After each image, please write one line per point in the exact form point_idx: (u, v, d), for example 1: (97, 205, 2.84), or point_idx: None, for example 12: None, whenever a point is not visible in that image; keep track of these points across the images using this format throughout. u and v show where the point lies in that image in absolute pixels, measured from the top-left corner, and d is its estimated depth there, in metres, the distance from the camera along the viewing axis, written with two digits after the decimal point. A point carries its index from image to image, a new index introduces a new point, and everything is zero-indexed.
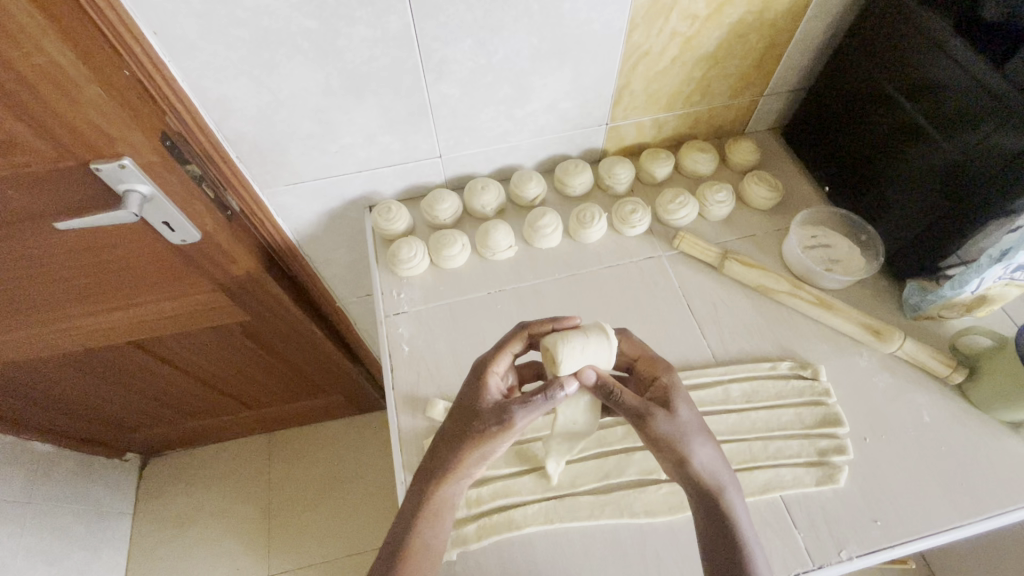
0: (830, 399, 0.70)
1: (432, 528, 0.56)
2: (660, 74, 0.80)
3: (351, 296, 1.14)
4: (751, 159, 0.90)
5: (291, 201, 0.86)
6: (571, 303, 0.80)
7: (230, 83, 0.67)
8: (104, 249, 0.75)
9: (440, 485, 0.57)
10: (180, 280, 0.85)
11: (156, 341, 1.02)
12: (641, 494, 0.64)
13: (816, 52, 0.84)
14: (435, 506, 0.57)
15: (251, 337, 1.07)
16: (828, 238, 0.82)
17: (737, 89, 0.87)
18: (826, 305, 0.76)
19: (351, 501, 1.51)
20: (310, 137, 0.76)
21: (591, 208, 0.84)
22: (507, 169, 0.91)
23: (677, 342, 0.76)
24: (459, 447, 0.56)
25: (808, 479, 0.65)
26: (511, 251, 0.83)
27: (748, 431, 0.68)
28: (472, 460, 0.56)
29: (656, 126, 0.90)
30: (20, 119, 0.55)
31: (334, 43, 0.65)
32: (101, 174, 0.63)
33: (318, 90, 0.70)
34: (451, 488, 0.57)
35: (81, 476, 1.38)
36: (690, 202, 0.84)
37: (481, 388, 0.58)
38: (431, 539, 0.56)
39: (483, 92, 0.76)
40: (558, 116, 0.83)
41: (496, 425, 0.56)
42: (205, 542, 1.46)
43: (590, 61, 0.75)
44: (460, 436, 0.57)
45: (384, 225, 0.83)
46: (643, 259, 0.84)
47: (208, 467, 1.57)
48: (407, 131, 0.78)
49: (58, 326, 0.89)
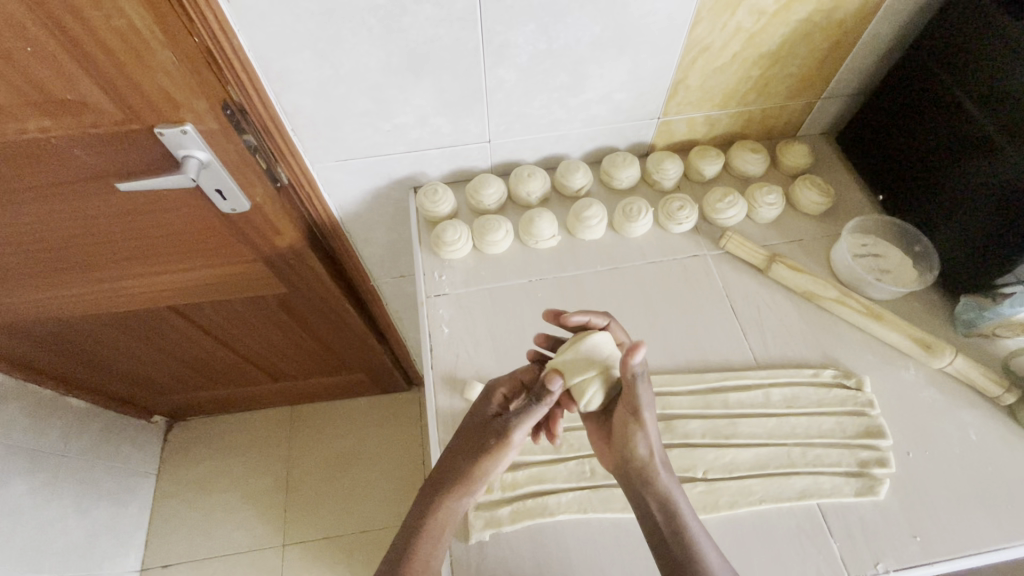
0: (873, 410, 0.69)
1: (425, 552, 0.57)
2: (719, 70, 0.79)
3: (386, 276, 1.15)
4: (803, 163, 0.88)
5: (339, 177, 0.86)
6: (611, 297, 0.80)
7: (294, 56, 0.67)
8: (160, 212, 0.79)
9: (442, 504, 0.58)
10: (225, 248, 0.89)
11: (193, 307, 1.06)
12: None
13: (883, 55, 0.82)
14: (437, 524, 0.58)
15: (283, 308, 1.10)
16: (880, 247, 0.81)
17: (795, 90, 0.85)
18: (876, 315, 0.74)
19: (369, 478, 1.55)
20: (366, 113, 0.75)
21: (638, 203, 0.83)
22: (554, 158, 0.90)
23: (718, 343, 0.75)
24: (467, 460, 0.59)
25: (848, 489, 0.64)
26: (554, 240, 0.83)
27: (787, 436, 0.68)
28: (479, 475, 0.59)
29: (708, 123, 0.89)
30: (94, 81, 0.59)
31: (399, 21, 0.64)
32: (164, 139, 0.66)
33: (379, 68, 0.69)
34: (456, 502, 0.58)
35: (111, 432, 1.44)
36: (739, 203, 0.83)
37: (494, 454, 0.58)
38: (430, 555, 0.57)
39: (540, 79, 0.75)
40: (611, 107, 0.82)
41: (496, 439, 0.58)
42: (225, 510, 1.51)
43: (650, 52, 0.74)
44: (462, 447, 0.60)
45: (429, 206, 0.84)
46: (687, 257, 0.83)
47: (231, 433, 1.62)
48: (459, 113, 0.78)
49: (109, 285, 0.95)
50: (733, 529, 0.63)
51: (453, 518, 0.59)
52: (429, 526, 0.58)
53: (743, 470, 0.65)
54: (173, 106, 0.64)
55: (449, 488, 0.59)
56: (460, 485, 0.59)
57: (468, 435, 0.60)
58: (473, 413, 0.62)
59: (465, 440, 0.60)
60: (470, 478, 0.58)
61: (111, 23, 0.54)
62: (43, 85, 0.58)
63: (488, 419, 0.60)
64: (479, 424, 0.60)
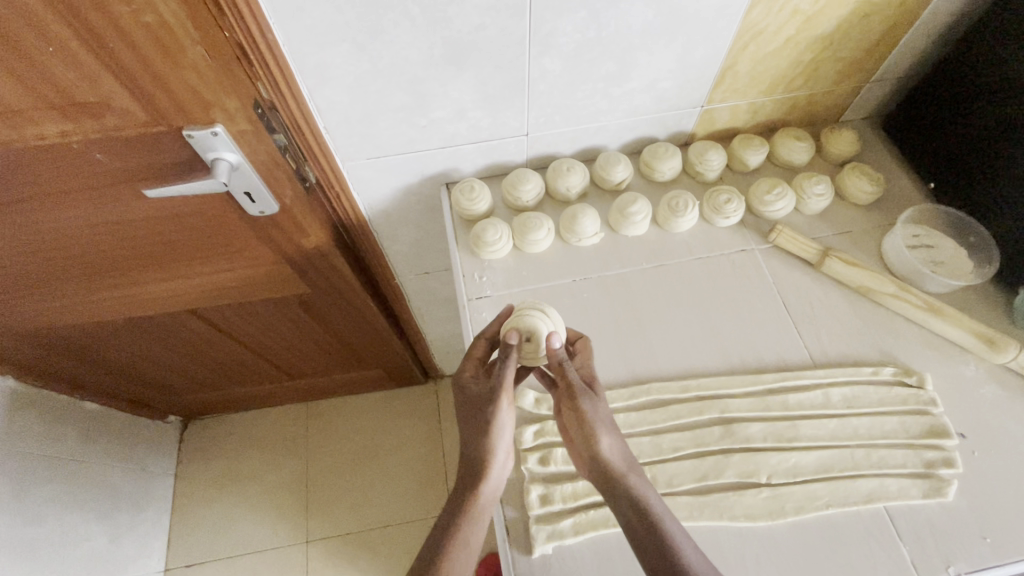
0: (936, 409, 0.67)
1: (461, 556, 0.57)
2: (770, 55, 0.75)
3: (410, 273, 1.12)
4: (850, 150, 0.85)
5: (370, 175, 0.82)
6: (658, 294, 0.77)
7: (331, 49, 0.62)
8: (185, 216, 0.75)
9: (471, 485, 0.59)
10: (250, 250, 0.86)
11: (214, 310, 1.03)
12: (742, 498, 0.62)
13: (938, 36, 0.78)
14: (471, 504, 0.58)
15: (306, 307, 1.07)
16: (932, 239, 0.78)
17: (844, 74, 0.82)
18: (936, 310, 0.72)
19: (391, 473, 1.54)
20: (402, 108, 0.71)
21: (683, 196, 0.80)
22: (592, 151, 0.87)
23: (772, 342, 0.73)
24: (472, 444, 0.59)
25: (915, 491, 0.63)
26: (597, 237, 0.80)
27: (849, 438, 0.66)
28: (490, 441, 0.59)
29: (751, 110, 0.85)
30: (119, 81, 0.55)
31: (444, 10, 0.60)
32: (193, 141, 0.62)
33: (419, 60, 0.65)
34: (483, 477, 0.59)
35: (128, 435, 1.42)
36: (788, 194, 0.80)
37: (495, 415, 0.59)
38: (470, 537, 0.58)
39: (585, 68, 0.71)
40: (655, 96, 0.78)
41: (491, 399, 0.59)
42: (247, 509, 1.49)
43: (701, 38, 0.70)
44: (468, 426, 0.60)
45: (465, 204, 0.80)
46: (734, 252, 0.80)
47: (248, 432, 1.60)
48: (499, 107, 0.74)
49: (128, 291, 0.91)
50: (800, 535, 0.61)
51: (485, 495, 0.59)
52: (460, 529, 0.57)
53: (807, 474, 0.64)
54: (203, 106, 0.60)
55: (471, 467, 0.59)
56: (477, 469, 0.59)
57: (466, 411, 0.61)
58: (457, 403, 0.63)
59: (466, 418, 0.61)
60: (485, 460, 0.59)
61: (140, 19, 0.50)
62: (65, 87, 0.54)
63: (472, 399, 0.61)
64: (472, 397, 0.61)
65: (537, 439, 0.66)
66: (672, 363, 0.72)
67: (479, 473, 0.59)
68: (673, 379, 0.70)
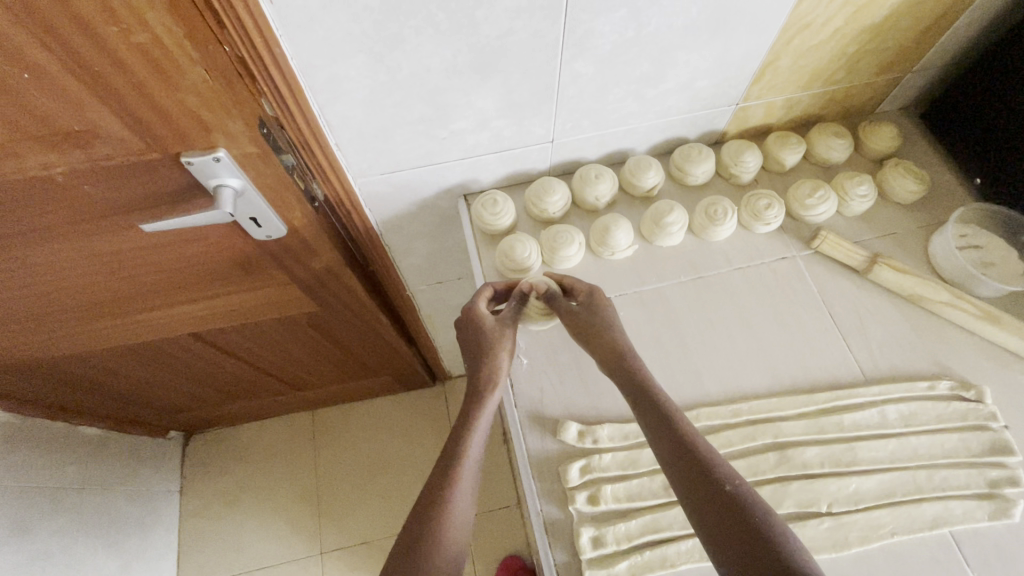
0: (996, 424, 0.64)
1: (471, 466, 0.59)
2: (814, 48, 0.70)
3: (422, 284, 1.06)
4: (891, 145, 0.80)
5: (383, 190, 0.76)
6: (697, 309, 0.73)
7: (344, 61, 0.56)
8: (184, 244, 0.69)
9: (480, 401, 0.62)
10: (255, 273, 0.80)
11: (216, 332, 0.96)
12: (804, 529, 0.59)
13: (989, 22, 0.72)
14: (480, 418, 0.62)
15: (315, 324, 1.01)
16: (981, 238, 0.74)
17: (886, 65, 0.77)
18: (993, 318, 0.68)
19: (404, 480, 1.50)
20: (421, 120, 0.65)
21: (721, 203, 0.75)
22: (618, 154, 0.81)
23: (822, 357, 0.69)
24: (478, 369, 0.64)
25: (981, 513, 0.60)
26: (630, 250, 0.75)
27: (909, 459, 0.63)
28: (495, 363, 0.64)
29: (787, 106, 0.80)
30: (107, 108, 0.48)
31: (472, 14, 0.53)
32: (192, 167, 0.56)
33: (442, 69, 0.59)
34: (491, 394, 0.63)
35: (129, 456, 1.36)
36: (831, 197, 0.76)
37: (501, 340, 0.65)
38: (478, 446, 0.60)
39: (620, 70, 0.65)
40: (690, 96, 0.73)
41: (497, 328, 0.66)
42: (258, 525, 1.45)
43: (745, 33, 0.64)
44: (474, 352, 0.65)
45: (489, 219, 0.75)
46: (776, 260, 0.76)
47: (253, 445, 1.55)
48: (525, 114, 0.68)
49: (123, 319, 0.85)
50: (866, 566, 0.59)
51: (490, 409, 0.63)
52: (468, 445, 0.60)
53: (869, 500, 0.61)
54: (204, 130, 0.53)
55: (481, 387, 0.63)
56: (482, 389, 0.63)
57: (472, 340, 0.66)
58: (462, 336, 0.67)
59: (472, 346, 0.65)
60: (491, 377, 0.64)
61: (131, 39, 0.44)
62: (44, 116, 0.47)
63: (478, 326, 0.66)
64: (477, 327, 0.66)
65: (583, 476, 0.62)
66: (718, 386, 0.68)
67: (484, 392, 0.63)
68: (721, 403, 0.66)
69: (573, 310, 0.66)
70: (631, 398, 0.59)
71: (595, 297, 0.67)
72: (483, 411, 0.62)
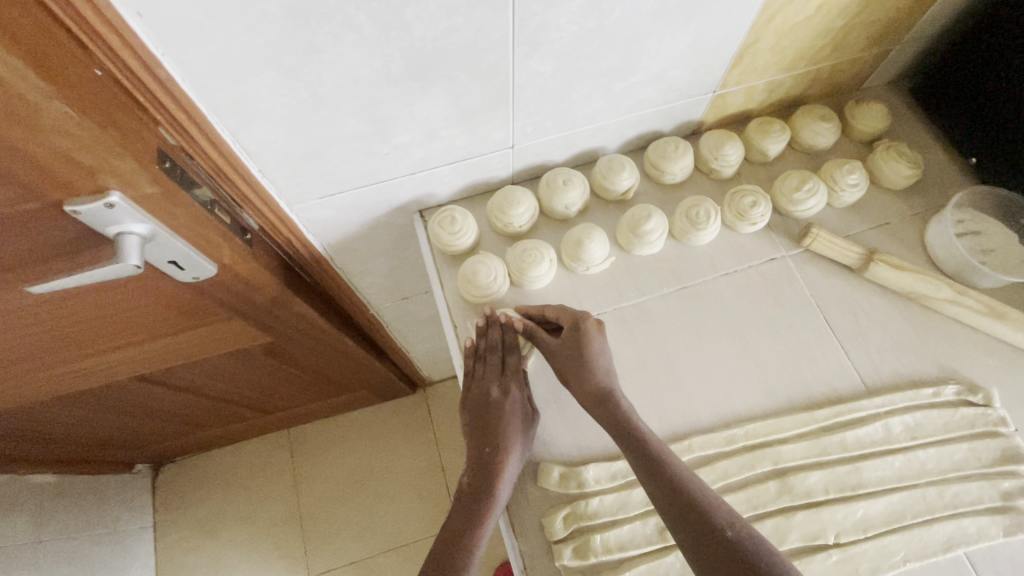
0: (1006, 429, 0.60)
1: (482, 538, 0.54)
2: (798, 26, 0.62)
3: (386, 301, 0.98)
4: (880, 126, 0.74)
5: (326, 215, 0.67)
6: (683, 324, 0.67)
7: (252, 79, 0.47)
8: (96, 294, 0.59)
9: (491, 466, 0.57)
10: (190, 314, 0.70)
11: (161, 374, 0.87)
12: (811, 566, 0.54)
13: None
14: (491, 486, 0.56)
15: (272, 354, 0.92)
16: (979, 224, 0.68)
17: (874, 38, 0.70)
18: (998, 313, 0.63)
19: (390, 495, 1.44)
20: (357, 138, 0.56)
21: (703, 204, 0.68)
22: (588, 154, 0.73)
23: (820, 367, 0.64)
24: (488, 430, 0.59)
25: (995, 529, 0.56)
26: (607, 262, 0.68)
27: (918, 476, 0.58)
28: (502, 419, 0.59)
29: (768, 89, 0.72)
30: None
31: (401, 14, 0.45)
32: (81, 217, 0.43)
33: (374, 79, 0.50)
34: (505, 457, 0.57)
35: (91, 499, 1.27)
36: (820, 189, 0.69)
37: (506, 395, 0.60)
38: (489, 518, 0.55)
39: (583, 65, 0.57)
40: (663, 87, 0.65)
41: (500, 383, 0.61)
42: (239, 556, 1.38)
43: (721, 15, 0.57)
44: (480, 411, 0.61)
45: (447, 239, 0.67)
46: (764, 262, 0.69)
47: (227, 471, 1.47)
48: (479, 120, 0.59)
49: (46, 374, 0.75)
50: None
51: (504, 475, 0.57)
52: (480, 517, 0.55)
53: (878, 526, 0.56)
54: None
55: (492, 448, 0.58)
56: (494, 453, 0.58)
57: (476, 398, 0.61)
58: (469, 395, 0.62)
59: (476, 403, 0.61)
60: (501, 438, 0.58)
61: None
62: None
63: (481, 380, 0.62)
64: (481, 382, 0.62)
65: (569, 526, 0.56)
66: (710, 409, 0.62)
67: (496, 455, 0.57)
68: (716, 429, 0.61)
69: (555, 348, 0.61)
70: (621, 440, 0.55)
71: (580, 329, 0.60)
72: (498, 479, 0.56)
